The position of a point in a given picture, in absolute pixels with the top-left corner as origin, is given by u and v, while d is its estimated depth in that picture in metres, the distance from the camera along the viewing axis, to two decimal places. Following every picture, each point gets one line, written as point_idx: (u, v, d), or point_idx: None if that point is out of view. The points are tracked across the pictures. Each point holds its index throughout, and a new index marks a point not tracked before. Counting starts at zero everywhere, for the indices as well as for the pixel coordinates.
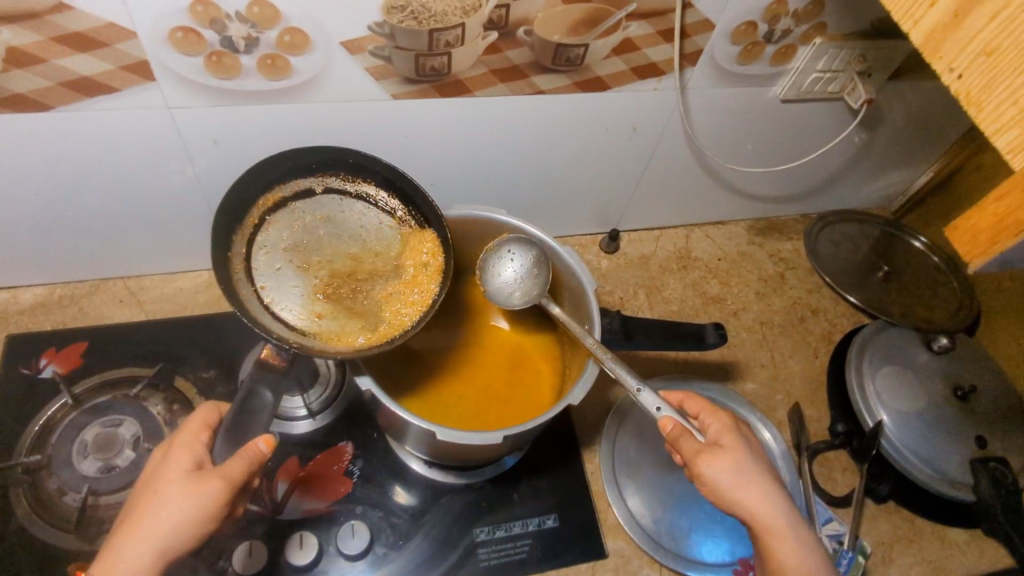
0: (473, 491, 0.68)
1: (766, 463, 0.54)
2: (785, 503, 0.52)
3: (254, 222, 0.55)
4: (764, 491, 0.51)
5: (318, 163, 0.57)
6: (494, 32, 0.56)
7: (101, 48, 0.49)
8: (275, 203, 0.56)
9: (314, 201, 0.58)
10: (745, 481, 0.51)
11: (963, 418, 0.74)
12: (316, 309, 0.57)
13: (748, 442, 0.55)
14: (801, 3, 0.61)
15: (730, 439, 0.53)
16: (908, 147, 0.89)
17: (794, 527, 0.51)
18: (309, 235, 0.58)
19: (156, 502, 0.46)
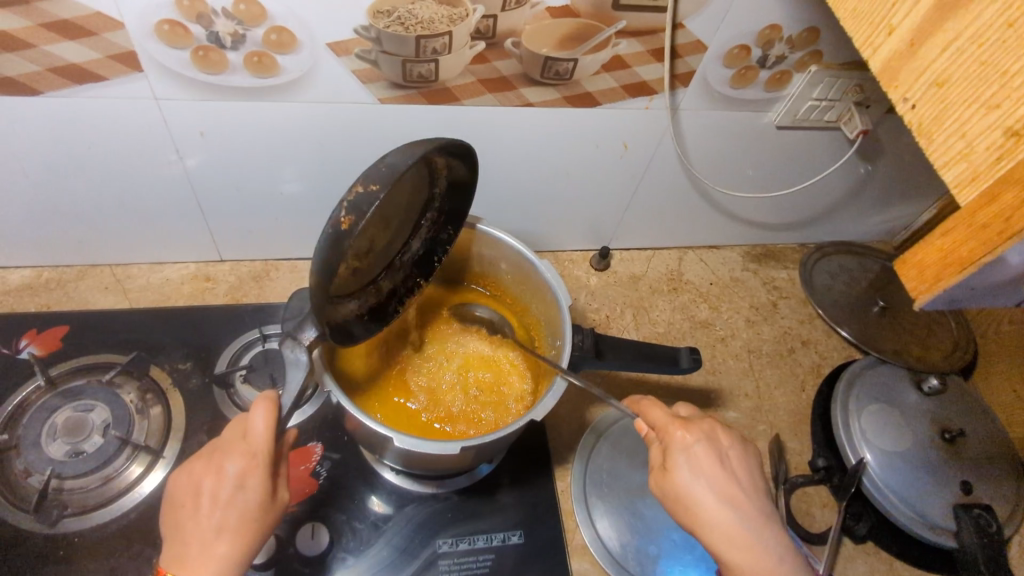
0: (439, 501, 0.67)
1: (722, 476, 0.50)
2: (735, 524, 0.48)
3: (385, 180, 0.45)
4: (715, 501, 0.49)
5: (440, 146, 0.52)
6: (481, 42, 0.56)
7: (89, 37, 0.50)
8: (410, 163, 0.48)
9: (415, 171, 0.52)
10: (696, 494, 0.49)
11: (949, 462, 0.72)
12: (348, 270, 0.53)
13: (703, 457, 0.50)
14: (796, 29, 0.60)
15: (681, 458, 0.51)
16: (911, 182, 0.87)
17: (744, 552, 0.47)
18: (394, 198, 0.51)
19: (247, 519, 0.48)
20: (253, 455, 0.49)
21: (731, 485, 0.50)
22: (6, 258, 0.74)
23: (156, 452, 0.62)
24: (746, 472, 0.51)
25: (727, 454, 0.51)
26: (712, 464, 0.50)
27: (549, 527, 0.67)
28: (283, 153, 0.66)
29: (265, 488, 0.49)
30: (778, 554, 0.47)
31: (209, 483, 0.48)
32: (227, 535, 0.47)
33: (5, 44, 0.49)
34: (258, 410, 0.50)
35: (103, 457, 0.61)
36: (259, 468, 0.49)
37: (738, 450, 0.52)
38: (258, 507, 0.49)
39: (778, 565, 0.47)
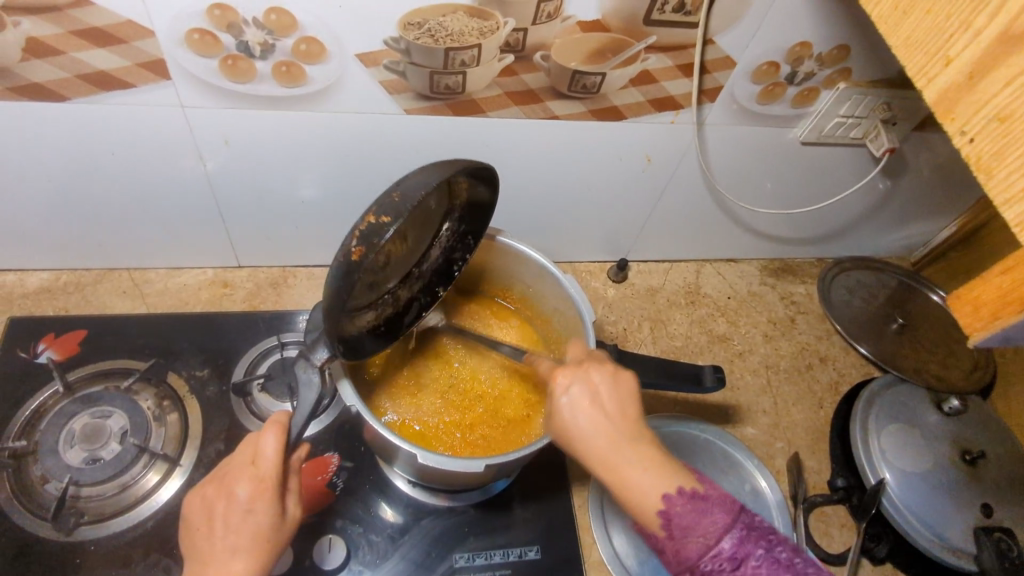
0: (455, 514, 0.66)
1: (601, 413, 0.45)
2: (609, 454, 0.44)
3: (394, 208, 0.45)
4: (600, 429, 0.45)
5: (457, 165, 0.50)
6: (510, 55, 0.56)
7: (118, 44, 0.50)
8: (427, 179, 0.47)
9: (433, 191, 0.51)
10: (582, 426, 0.45)
11: (969, 484, 0.71)
12: (365, 288, 0.53)
13: (578, 397, 0.46)
14: (826, 46, 0.60)
15: (558, 402, 0.47)
16: (933, 200, 0.87)
17: (630, 483, 0.43)
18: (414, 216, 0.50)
19: (256, 542, 0.47)
20: (262, 477, 0.49)
21: (608, 415, 0.45)
22: (25, 261, 0.73)
23: (173, 460, 0.62)
24: (624, 401, 0.46)
25: (598, 386, 0.47)
26: (589, 403, 0.46)
27: (567, 543, 0.66)
28: (306, 161, 0.66)
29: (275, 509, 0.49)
30: (655, 473, 0.43)
31: (221, 505, 0.48)
32: (239, 557, 0.47)
33: (35, 51, 0.49)
34: (269, 432, 0.50)
35: (121, 464, 0.61)
36: (269, 491, 0.48)
37: (606, 381, 0.47)
38: (269, 529, 0.48)
39: (655, 482, 0.43)
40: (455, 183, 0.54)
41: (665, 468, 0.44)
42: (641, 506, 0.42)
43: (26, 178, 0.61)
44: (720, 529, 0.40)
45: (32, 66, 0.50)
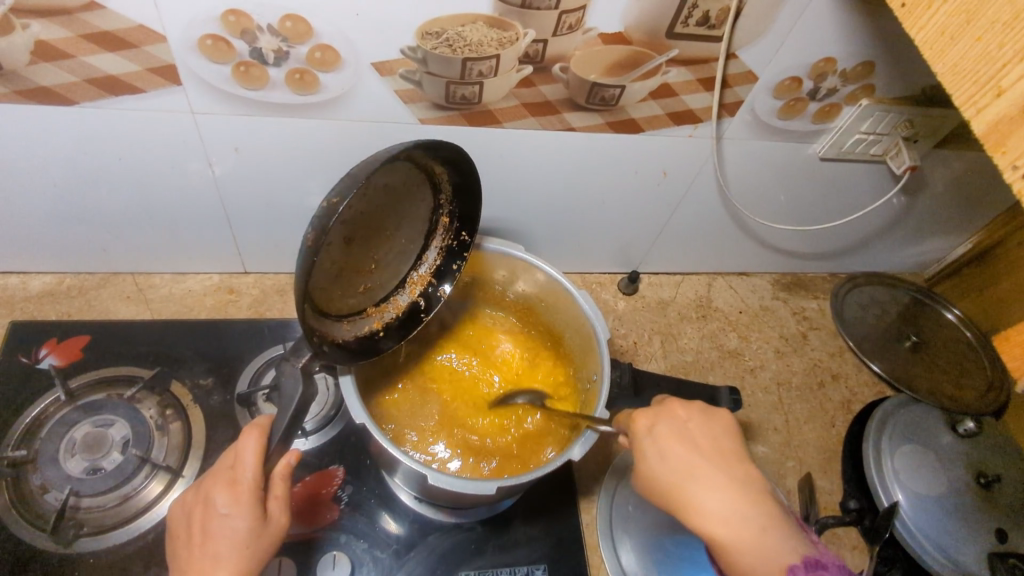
0: (462, 531, 0.65)
1: (689, 447, 0.44)
2: (703, 493, 0.42)
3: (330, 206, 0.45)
4: (694, 454, 0.44)
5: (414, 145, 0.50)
6: (529, 66, 0.54)
7: (129, 49, 0.48)
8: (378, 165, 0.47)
9: (394, 170, 0.51)
10: (668, 455, 0.44)
11: (984, 509, 0.69)
12: (339, 285, 0.55)
13: (665, 436, 0.45)
14: (851, 63, 0.58)
15: (652, 442, 0.46)
16: (950, 217, 0.85)
17: (716, 522, 0.41)
18: (368, 206, 0.51)
19: (232, 547, 0.44)
20: (237, 481, 0.46)
21: (701, 451, 0.44)
22: (27, 264, 0.72)
23: (175, 471, 0.61)
24: (709, 442, 0.45)
25: (687, 427, 0.46)
26: (678, 439, 0.45)
27: (576, 561, 0.65)
28: (318, 169, 0.64)
29: (254, 511, 0.46)
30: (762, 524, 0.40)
31: (200, 512, 0.46)
32: (217, 565, 0.43)
33: (44, 55, 0.48)
34: (248, 437, 0.48)
35: (123, 475, 0.60)
36: (245, 493, 0.46)
37: (700, 417, 0.47)
38: (248, 532, 0.45)
39: (761, 540, 0.39)
40: (430, 169, 0.57)
41: (760, 516, 0.41)
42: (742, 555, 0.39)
43: (30, 182, 0.60)
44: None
45: (40, 70, 0.49)
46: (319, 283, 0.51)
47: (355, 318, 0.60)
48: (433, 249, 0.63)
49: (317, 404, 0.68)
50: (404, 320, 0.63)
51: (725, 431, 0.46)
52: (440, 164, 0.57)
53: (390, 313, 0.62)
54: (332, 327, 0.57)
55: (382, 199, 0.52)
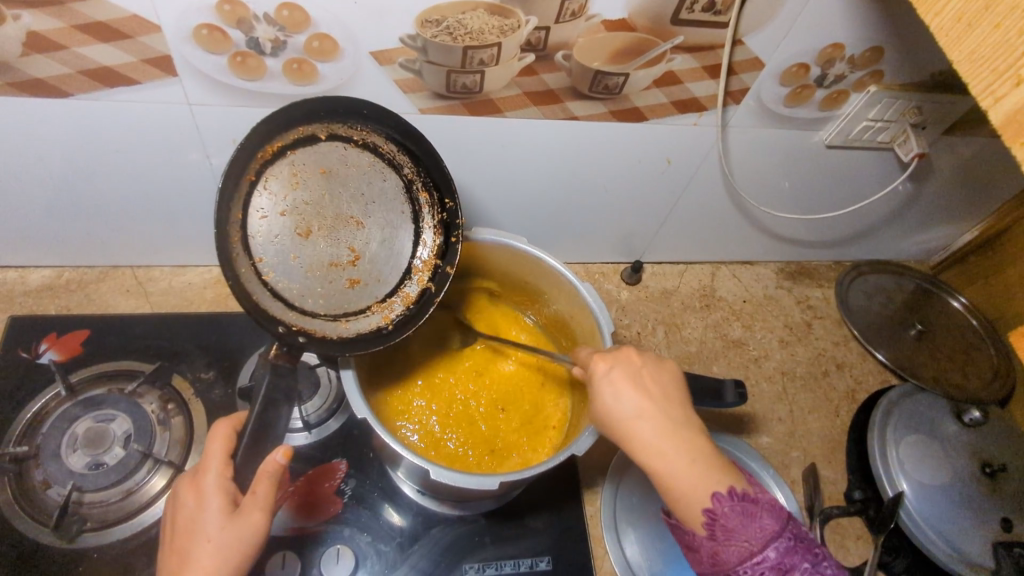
0: (466, 523, 0.65)
1: (640, 394, 0.46)
2: (652, 440, 0.44)
3: (251, 180, 0.50)
4: (652, 407, 0.45)
5: (316, 112, 0.51)
6: (531, 54, 0.53)
7: (123, 39, 0.48)
8: (274, 152, 0.51)
9: (318, 150, 0.53)
10: (619, 401, 0.45)
11: (989, 498, 0.69)
12: (310, 277, 0.53)
13: (620, 378, 0.46)
14: (859, 48, 0.57)
15: (603, 387, 0.46)
16: (957, 204, 0.84)
17: (655, 457, 0.43)
18: (309, 194, 0.53)
19: (203, 547, 0.44)
20: (200, 479, 0.46)
21: (653, 398, 0.45)
22: (27, 258, 0.72)
23: (178, 466, 0.60)
24: (633, 376, 0.47)
25: (635, 366, 0.47)
26: (631, 383, 0.46)
27: (579, 554, 0.65)
28: None
29: (227, 512, 0.45)
30: (687, 466, 0.42)
31: (175, 509, 0.46)
32: (190, 565, 0.44)
33: (36, 46, 0.47)
34: (215, 436, 0.48)
35: (125, 470, 0.59)
36: (210, 491, 0.46)
37: (653, 365, 0.48)
38: (221, 532, 0.45)
39: (698, 481, 0.42)
40: (368, 143, 0.55)
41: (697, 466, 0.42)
42: (687, 493, 0.42)
43: (26, 175, 0.59)
44: (765, 534, 0.39)
45: (33, 62, 0.48)
46: (271, 271, 0.52)
47: (357, 317, 0.56)
48: (431, 229, 0.59)
49: (319, 396, 0.68)
50: (417, 312, 0.58)
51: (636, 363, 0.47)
52: (377, 132, 0.55)
53: (400, 306, 0.58)
54: (322, 325, 0.54)
55: (324, 185, 0.53)
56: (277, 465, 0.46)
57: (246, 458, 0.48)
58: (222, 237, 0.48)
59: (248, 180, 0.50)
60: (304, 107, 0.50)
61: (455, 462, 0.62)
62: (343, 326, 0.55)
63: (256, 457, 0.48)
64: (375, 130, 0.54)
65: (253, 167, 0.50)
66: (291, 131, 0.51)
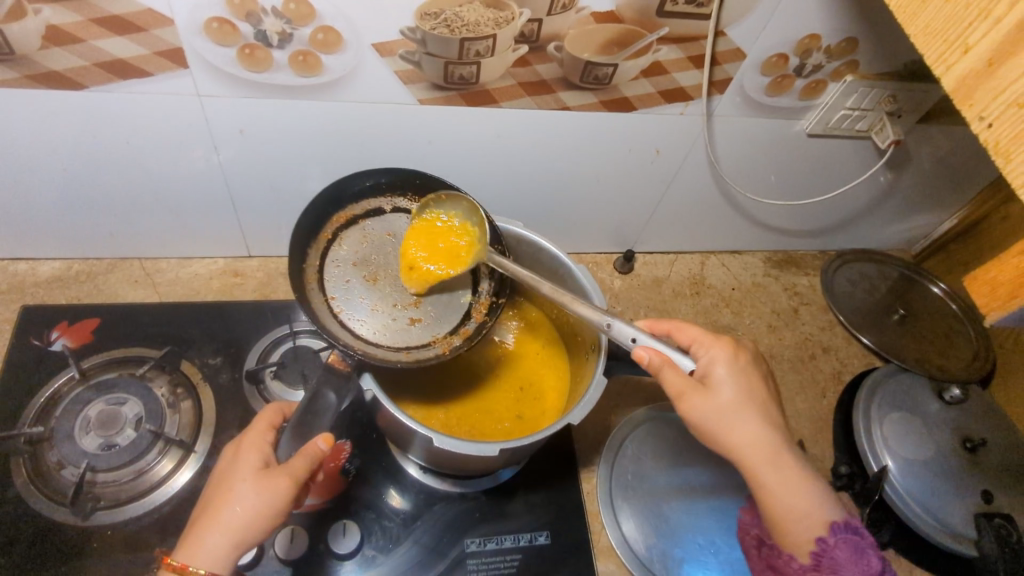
0: (466, 500, 0.67)
1: (750, 411, 0.53)
2: (760, 464, 0.51)
3: (327, 237, 0.59)
4: (752, 428, 0.52)
5: (386, 182, 0.61)
6: (525, 46, 0.56)
7: (137, 33, 0.50)
8: (344, 221, 0.60)
9: (383, 220, 0.61)
10: (729, 420, 0.52)
11: (970, 472, 0.72)
12: (381, 317, 0.59)
13: (737, 387, 0.54)
14: (835, 39, 0.60)
15: (715, 391, 0.53)
16: (935, 192, 0.88)
17: (776, 487, 0.51)
18: (376, 249, 0.61)
19: (230, 497, 0.47)
20: (245, 440, 0.52)
21: (749, 409, 0.53)
22: (38, 250, 0.74)
23: (188, 446, 0.63)
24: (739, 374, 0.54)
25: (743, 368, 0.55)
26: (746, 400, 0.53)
27: (577, 529, 0.67)
28: (320, 151, 0.66)
29: (257, 471, 0.49)
30: (799, 489, 0.51)
31: (218, 466, 0.51)
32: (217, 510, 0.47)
33: (54, 39, 0.50)
34: (267, 412, 0.54)
35: (137, 450, 0.61)
36: (248, 450, 0.51)
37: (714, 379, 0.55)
38: (248, 485, 0.48)
39: (805, 505, 0.50)
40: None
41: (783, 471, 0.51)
42: (787, 516, 0.50)
43: (41, 165, 0.61)
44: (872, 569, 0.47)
45: (51, 54, 0.51)
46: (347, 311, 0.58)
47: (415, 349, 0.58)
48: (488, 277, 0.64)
49: None
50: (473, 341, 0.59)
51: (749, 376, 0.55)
52: None
53: (457, 339, 0.60)
54: (384, 353, 0.56)
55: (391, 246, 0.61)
56: (317, 449, 0.50)
57: (292, 437, 0.51)
58: (299, 273, 0.56)
59: (324, 237, 0.59)
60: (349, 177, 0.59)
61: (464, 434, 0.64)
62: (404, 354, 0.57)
63: (300, 441, 0.52)
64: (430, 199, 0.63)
65: (329, 228, 0.59)
66: (359, 203, 0.61)
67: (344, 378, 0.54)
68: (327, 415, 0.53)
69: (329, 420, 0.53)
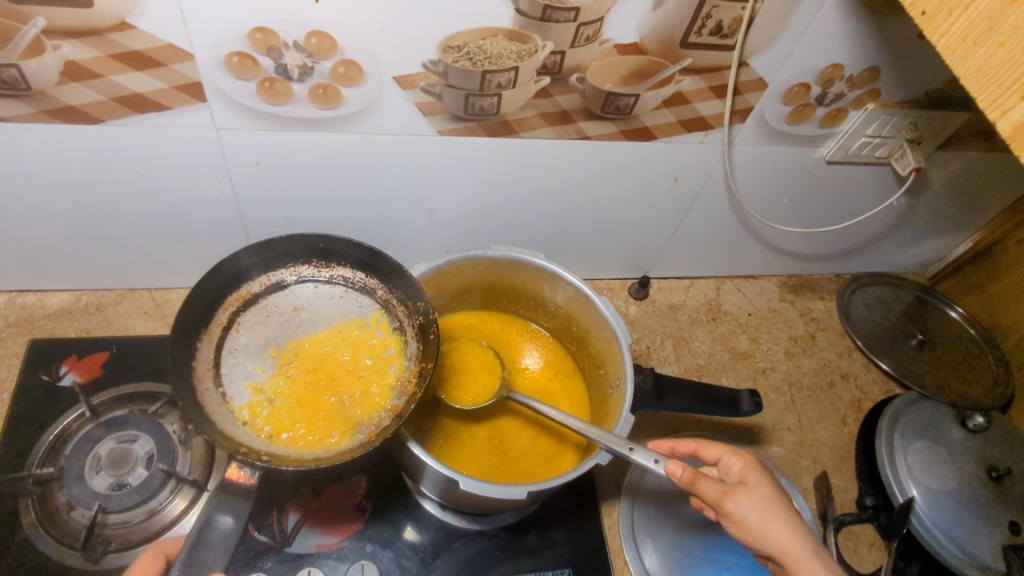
0: (486, 538, 0.65)
1: (776, 497, 0.49)
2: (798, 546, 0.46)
3: (222, 325, 0.54)
4: (785, 513, 0.48)
5: (285, 252, 0.57)
6: (547, 77, 0.56)
7: (157, 67, 0.49)
8: (244, 302, 0.55)
9: (289, 294, 0.57)
10: (774, 510, 0.48)
11: (995, 502, 0.71)
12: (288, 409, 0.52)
13: (757, 478, 0.51)
14: (857, 68, 0.60)
15: (750, 486, 0.50)
16: (953, 216, 0.87)
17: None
18: (283, 328, 0.56)
19: None
20: None
21: (779, 495, 0.50)
22: (46, 282, 0.73)
23: (201, 485, 0.61)
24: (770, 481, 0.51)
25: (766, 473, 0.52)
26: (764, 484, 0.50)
27: (599, 566, 0.66)
28: (335, 182, 0.65)
29: None
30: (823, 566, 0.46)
31: None
32: None
33: (73, 75, 0.49)
34: None
35: (148, 491, 0.60)
36: None
37: (751, 466, 0.52)
38: None
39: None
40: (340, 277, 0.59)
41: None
42: None
43: (52, 198, 0.60)
44: None
45: (69, 90, 0.50)
46: (250, 404, 0.51)
47: (333, 440, 0.51)
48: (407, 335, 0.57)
49: None
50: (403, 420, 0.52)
51: (769, 474, 0.52)
52: (343, 263, 0.59)
53: (384, 419, 0.53)
54: (296, 450, 0.50)
55: (296, 321, 0.56)
56: None
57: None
58: (186, 372, 0.50)
59: (218, 325, 0.54)
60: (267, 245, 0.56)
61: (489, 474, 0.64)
62: (320, 448, 0.51)
63: None
64: (338, 262, 0.59)
65: (223, 313, 0.54)
66: (259, 279, 0.56)
67: None
68: (223, 546, 0.51)
69: (225, 551, 0.51)
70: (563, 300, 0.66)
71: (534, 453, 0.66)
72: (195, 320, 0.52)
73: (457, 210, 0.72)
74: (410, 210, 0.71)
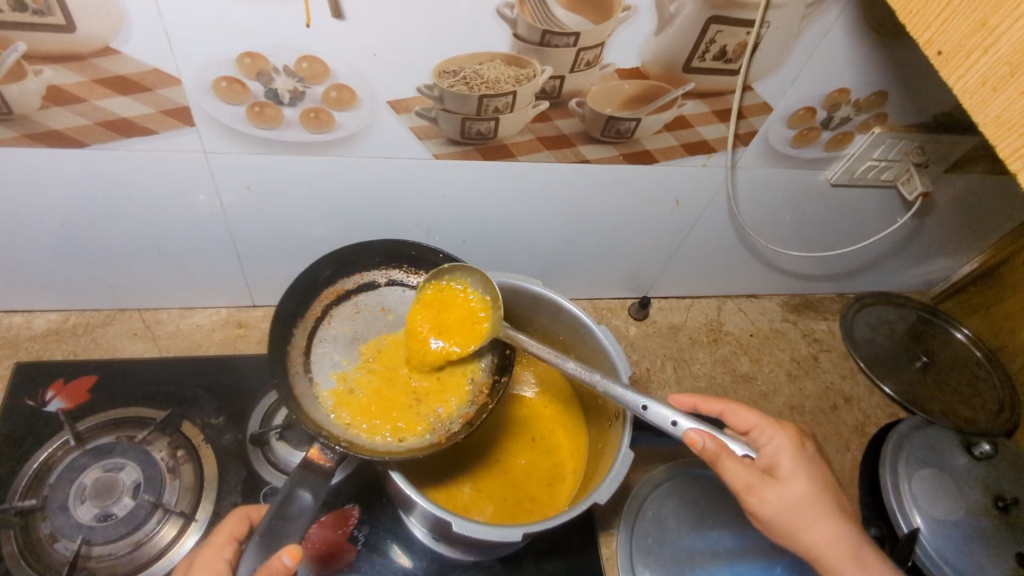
0: (481, 569, 0.64)
1: (798, 478, 0.49)
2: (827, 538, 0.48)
3: (316, 315, 0.60)
4: (811, 503, 0.48)
5: (382, 258, 0.62)
6: (546, 101, 0.54)
7: (143, 92, 0.48)
8: (337, 296, 0.61)
9: (377, 295, 0.62)
10: (820, 507, 0.48)
11: (1003, 535, 0.69)
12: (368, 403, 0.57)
13: (778, 453, 0.50)
14: (864, 93, 0.58)
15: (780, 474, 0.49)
16: (959, 236, 0.85)
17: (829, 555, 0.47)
18: (372, 326, 0.61)
19: None
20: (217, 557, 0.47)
21: (804, 476, 0.49)
22: (34, 303, 0.72)
23: (188, 515, 0.59)
24: (804, 463, 0.50)
25: (796, 450, 0.51)
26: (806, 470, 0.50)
27: None
28: (328, 204, 0.63)
29: None
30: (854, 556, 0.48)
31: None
32: None
33: (55, 99, 0.47)
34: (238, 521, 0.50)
35: (135, 521, 0.59)
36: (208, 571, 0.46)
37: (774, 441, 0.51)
38: None
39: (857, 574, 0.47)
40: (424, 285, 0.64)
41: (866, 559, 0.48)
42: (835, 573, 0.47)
43: (37, 221, 0.59)
44: None
45: (52, 114, 0.48)
46: (336, 392, 0.57)
47: (405, 438, 0.56)
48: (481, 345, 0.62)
49: None
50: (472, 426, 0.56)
51: (800, 453, 0.51)
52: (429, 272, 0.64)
53: (456, 424, 0.57)
54: (371, 443, 0.54)
55: (383, 321, 0.62)
56: (280, 564, 0.44)
57: (257, 551, 0.46)
58: (283, 354, 0.56)
59: (313, 315, 0.59)
60: (359, 247, 0.61)
61: (483, 507, 0.61)
62: (394, 444, 0.55)
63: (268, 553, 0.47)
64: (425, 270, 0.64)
65: (318, 306, 0.60)
66: (352, 279, 0.62)
67: (323, 476, 0.50)
68: (302, 519, 0.48)
69: (304, 524, 0.48)
70: (560, 328, 0.66)
71: (530, 485, 0.64)
72: (289, 314, 0.57)
73: (453, 232, 0.71)
74: (406, 232, 0.70)
